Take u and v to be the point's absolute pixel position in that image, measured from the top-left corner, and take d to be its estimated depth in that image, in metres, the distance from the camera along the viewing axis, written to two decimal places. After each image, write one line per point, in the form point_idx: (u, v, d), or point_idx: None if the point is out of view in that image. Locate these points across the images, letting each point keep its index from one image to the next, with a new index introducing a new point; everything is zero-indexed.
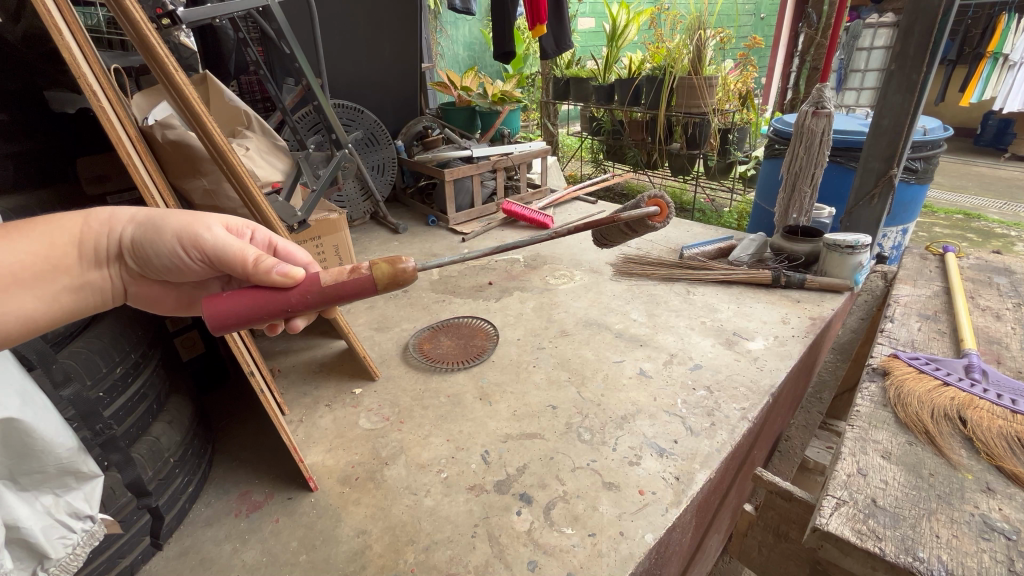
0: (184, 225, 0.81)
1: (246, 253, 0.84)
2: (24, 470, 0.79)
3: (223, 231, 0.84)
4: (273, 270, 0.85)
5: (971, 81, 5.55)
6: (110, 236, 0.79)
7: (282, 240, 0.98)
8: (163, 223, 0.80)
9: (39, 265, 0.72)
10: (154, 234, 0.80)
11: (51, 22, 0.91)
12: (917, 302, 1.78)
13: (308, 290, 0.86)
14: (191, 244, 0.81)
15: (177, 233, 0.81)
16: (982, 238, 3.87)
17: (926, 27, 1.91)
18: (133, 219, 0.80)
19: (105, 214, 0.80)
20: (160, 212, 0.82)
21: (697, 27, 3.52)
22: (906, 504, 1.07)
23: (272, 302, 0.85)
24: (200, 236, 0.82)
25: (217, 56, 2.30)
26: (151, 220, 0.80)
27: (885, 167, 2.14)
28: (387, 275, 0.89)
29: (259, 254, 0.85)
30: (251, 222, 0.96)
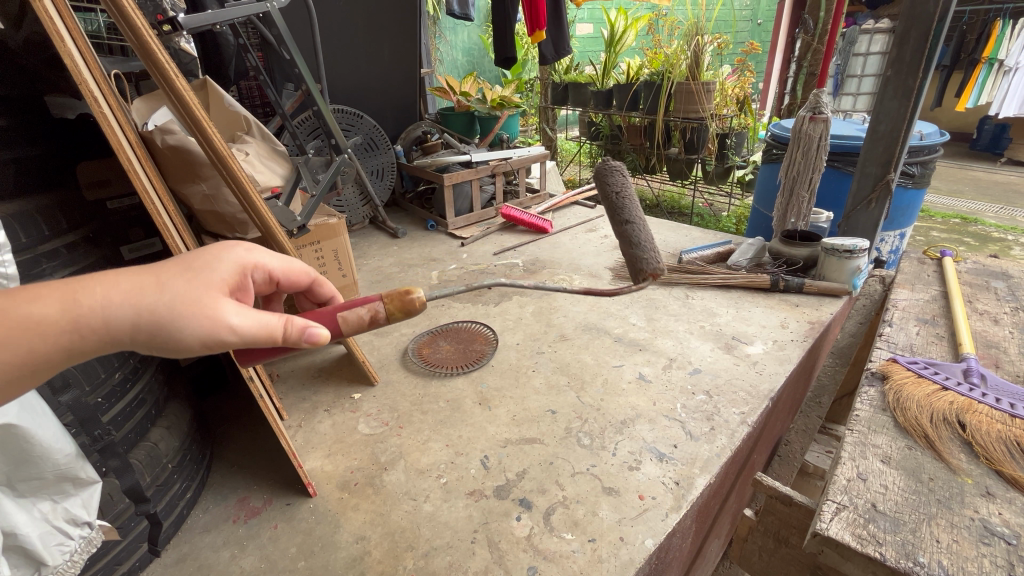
0: (204, 330, 0.67)
1: (275, 332, 0.72)
2: (21, 477, 0.78)
3: (252, 322, 0.70)
4: (302, 339, 0.76)
5: (967, 86, 5.60)
6: (111, 338, 0.65)
7: (279, 265, 0.85)
8: (179, 331, 0.66)
9: (21, 371, 0.62)
10: (169, 339, 0.66)
11: (53, 29, 0.91)
12: (915, 306, 1.79)
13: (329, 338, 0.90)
14: (217, 345, 0.69)
15: (198, 339, 0.67)
16: (980, 242, 3.89)
17: (922, 33, 1.92)
18: (136, 322, 0.65)
19: (96, 310, 0.63)
20: (166, 312, 0.65)
21: (694, 34, 3.48)
22: (906, 509, 1.07)
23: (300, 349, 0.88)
24: (226, 338, 0.68)
25: (217, 62, 2.31)
26: (160, 324, 0.65)
27: (883, 171, 2.15)
28: (400, 317, 0.94)
29: (285, 321, 0.74)
30: (249, 262, 0.77)
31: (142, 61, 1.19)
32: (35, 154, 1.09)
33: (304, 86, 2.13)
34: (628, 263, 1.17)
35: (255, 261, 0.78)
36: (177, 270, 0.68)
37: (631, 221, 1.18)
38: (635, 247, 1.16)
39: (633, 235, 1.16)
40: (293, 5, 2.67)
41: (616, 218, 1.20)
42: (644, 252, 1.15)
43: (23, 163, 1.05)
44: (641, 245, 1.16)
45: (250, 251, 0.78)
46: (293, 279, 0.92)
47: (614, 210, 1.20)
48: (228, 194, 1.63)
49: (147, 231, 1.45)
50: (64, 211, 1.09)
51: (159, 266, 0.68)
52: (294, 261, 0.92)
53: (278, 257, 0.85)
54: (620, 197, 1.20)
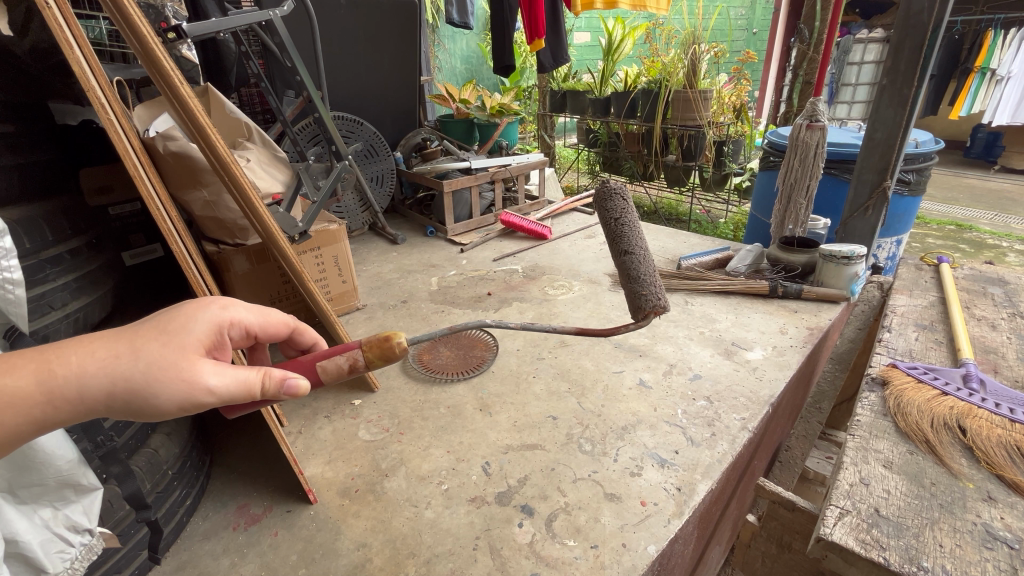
0: (181, 394, 0.66)
1: (253, 388, 0.71)
2: (23, 483, 0.78)
3: (227, 384, 0.69)
4: (281, 391, 0.74)
5: (960, 95, 5.66)
6: (87, 408, 0.65)
7: (256, 321, 0.82)
8: (155, 398, 0.65)
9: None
10: (146, 405, 0.66)
11: (62, 37, 0.92)
12: (914, 312, 1.80)
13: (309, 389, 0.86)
14: (195, 407, 0.69)
15: (176, 403, 0.67)
16: (974, 249, 3.91)
17: (916, 45, 1.96)
18: (111, 390, 0.64)
19: (70, 380, 0.63)
20: (140, 380, 0.65)
21: (691, 42, 3.57)
22: (909, 513, 1.07)
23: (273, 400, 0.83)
24: (205, 400, 0.68)
25: (218, 70, 2.33)
26: (137, 390, 0.65)
27: (879, 178, 2.18)
28: (381, 363, 0.88)
29: (262, 374, 0.72)
30: (223, 319, 0.75)
31: (145, 68, 1.20)
32: (41, 160, 1.09)
33: (306, 93, 2.14)
34: (628, 296, 1.12)
35: (228, 319, 0.76)
36: (152, 333, 0.67)
37: (630, 252, 1.14)
38: (634, 281, 1.12)
39: (630, 268, 1.12)
40: (295, 13, 2.69)
41: (617, 248, 1.16)
42: (643, 286, 1.10)
43: (28, 169, 1.05)
44: (640, 279, 1.11)
45: (225, 307, 0.76)
46: (275, 330, 0.88)
47: (615, 241, 1.17)
48: (229, 200, 1.65)
49: (149, 236, 1.45)
50: (68, 217, 1.10)
51: (133, 330, 0.67)
52: (271, 312, 0.88)
53: (254, 309, 0.82)
54: (621, 226, 1.17)
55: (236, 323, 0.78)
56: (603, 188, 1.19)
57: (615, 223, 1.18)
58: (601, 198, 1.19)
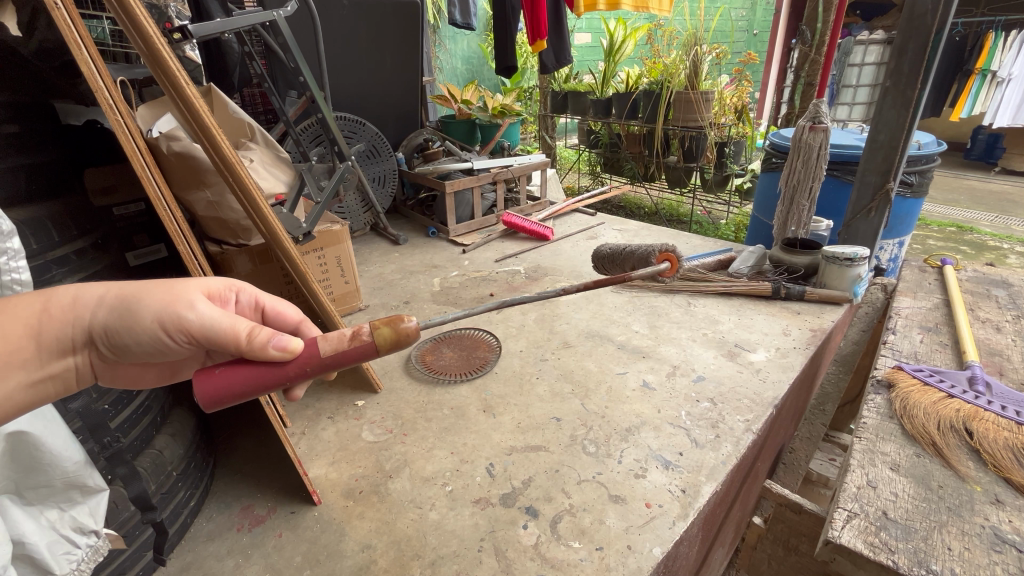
0: (165, 305, 0.67)
1: (238, 325, 0.71)
2: (30, 484, 0.78)
3: (212, 308, 0.70)
4: (270, 344, 0.72)
5: (960, 97, 5.66)
6: (75, 323, 0.65)
7: (269, 298, 0.87)
8: (140, 306, 0.66)
9: None
10: (129, 319, 0.66)
11: (71, 38, 0.92)
12: (918, 314, 1.80)
13: (307, 362, 0.75)
14: (174, 327, 0.68)
15: (159, 317, 0.67)
16: (975, 250, 3.92)
17: (919, 47, 1.96)
18: (102, 298, 0.66)
19: (68, 292, 0.65)
20: (133, 289, 0.67)
21: (693, 44, 3.54)
22: (917, 516, 1.07)
23: (269, 376, 0.73)
24: (186, 317, 0.68)
25: (221, 70, 2.33)
26: (125, 300, 0.66)
27: (882, 180, 2.18)
28: (387, 333, 0.79)
29: (252, 326, 0.72)
30: (234, 281, 0.82)
31: (150, 67, 1.20)
32: (46, 160, 1.09)
33: (309, 94, 2.14)
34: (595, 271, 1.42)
35: (237, 284, 0.82)
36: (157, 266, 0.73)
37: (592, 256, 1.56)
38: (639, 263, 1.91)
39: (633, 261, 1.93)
40: (298, 14, 2.69)
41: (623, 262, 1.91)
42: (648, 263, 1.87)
43: (33, 169, 1.04)
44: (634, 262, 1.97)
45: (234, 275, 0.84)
46: (281, 323, 0.89)
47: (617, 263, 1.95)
48: (233, 201, 1.65)
49: (152, 236, 1.43)
50: (73, 217, 1.09)
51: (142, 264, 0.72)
52: (287, 306, 0.90)
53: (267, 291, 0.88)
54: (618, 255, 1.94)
55: (244, 291, 0.83)
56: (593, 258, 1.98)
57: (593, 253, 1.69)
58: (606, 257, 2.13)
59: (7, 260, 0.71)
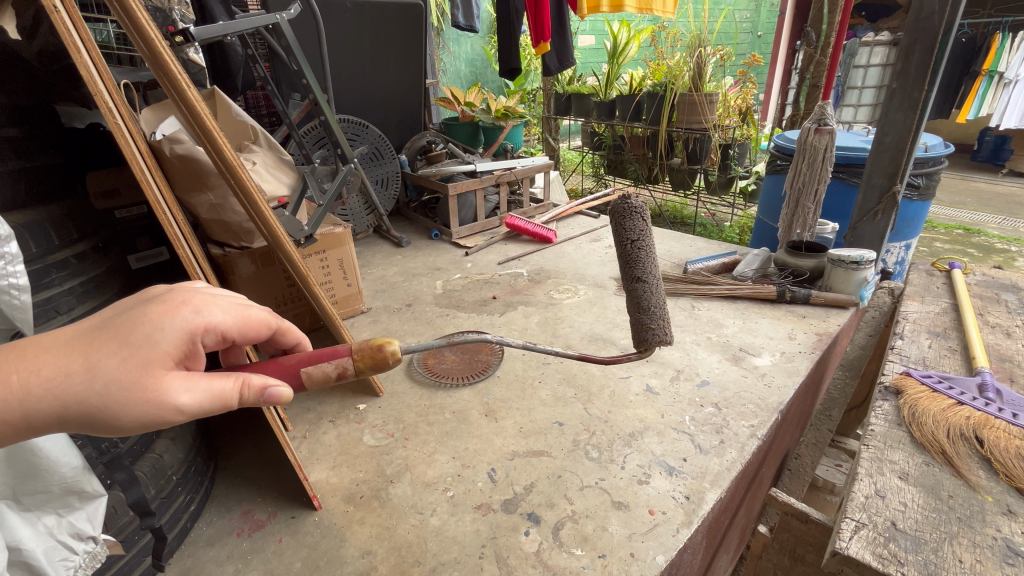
0: (146, 414, 0.61)
1: (230, 399, 0.66)
2: (27, 490, 0.77)
3: (197, 402, 0.63)
4: (261, 402, 0.69)
5: (967, 98, 5.61)
6: (43, 429, 0.60)
7: (236, 327, 0.70)
8: (117, 419, 0.60)
9: None
10: (108, 423, 0.61)
11: (70, 41, 0.92)
12: (926, 319, 1.77)
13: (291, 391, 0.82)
14: (165, 425, 0.63)
15: (142, 423, 0.62)
16: (983, 253, 3.88)
17: (926, 47, 1.93)
18: (63, 411, 0.59)
19: (11, 406, 0.57)
20: (97, 401, 0.59)
21: (697, 45, 3.54)
22: (927, 527, 1.05)
23: None
24: (173, 419, 0.62)
25: (225, 72, 2.35)
26: (95, 412, 0.60)
27: (888, 183, 2.15)
28: (371, 371, 0.86)
29: (240, 385, 0.67)
30: (191, 325, 0.64)
31: (152, 70, 1.19)
32: (49, 164, 1.09)
33: (312, 96, 2.14)
34: (634, 328, 1.06)
35: (193, 328, 0.64)
36: (109, 345, 0.60)
37: (644, 280, 1.05)
38: (644, 312, 1.04)
39: (642, 298, 1.04)
40: (301, 16, 2.69)
41: (629, 272, 1.07)
42: (652, 318, 1.04)
43: (36, 172, 1.04)
44: (651, 310, 1.04)
45: (199, 310, 0.66)
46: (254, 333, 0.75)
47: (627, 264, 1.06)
48: (235, 204, 1.65)
49: (155, 239, 1.44)
50: (74, 220, 1.09)
51: (90, 341, 0.60)
52: (251, 308, 0.74)
53: (231, 310, 0.69)
54: (636, 249, 1.05)
55: (210, 332, 0.66)
56: (622, 202, 1.04)
57: (631, 244, 1.05)
58: (620, 213, 1.03)
59: (4, 265, 0.71)
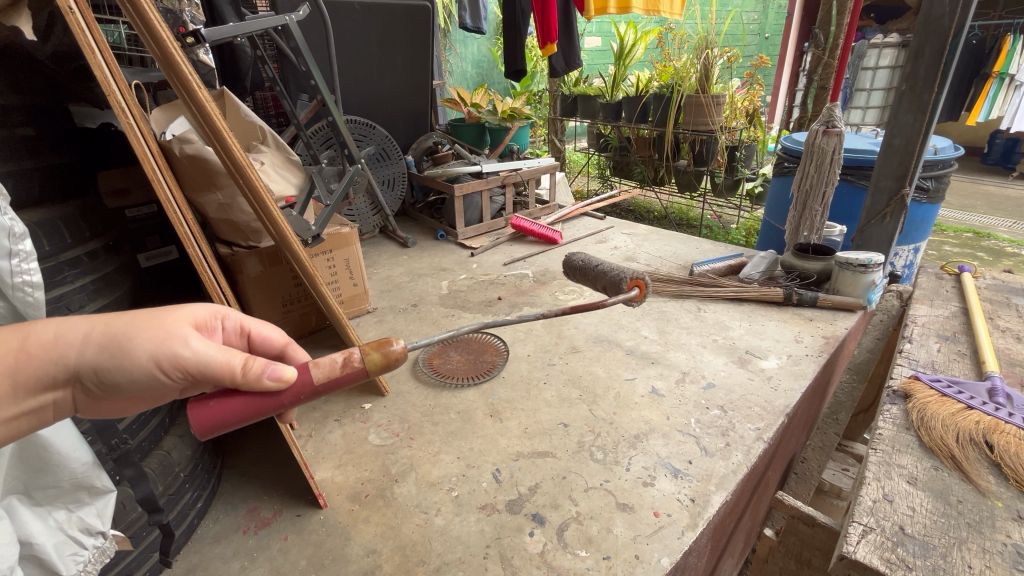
0: (159, 344, 0.67)
1: (234, 361, 0.71)
2: (38, 484, 0.79)
3: (205, 343, 0.70)
4: (265, 375, 0.73)
5: (977, 101, 5.55)
6: (59, 358, 0.64)
7: (254, 323, 0.85)
8: (131, 345, 0.66)
9: None
10: (118, 356, 0.66)
11: (84, 42, 0.93)
12: (935, 322, 1.76)
13: (301, 390, 0.76)
14: (168, 364, 0.68)
15: (152, 354, 0.67)
16: (993, 257, 3.84)
17: (937, 48, 1.92)
18: (87, 336, 0.65)
19: (48, 330, 0.64)
20: (120, 327, 0.66)
21: (704, 47, 3.54)
22: (936, 532, 1.04)
23: (263, 405, 0.74)
24: (181, 353, 0.68)
25: (234, 73, 2.37)
26: (114, 336, 0.66)
27: (897, 185, 2.14)
28: (381, 366, 0.81)
29: (246, 358, 0.72)
30: (220, 307, 0.80)
31: (164, 71, 1.20)
32: (61, 163, 1.10)
33: (320, 97, 2.16)
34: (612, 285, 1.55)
35: (222, 311, 0.80)
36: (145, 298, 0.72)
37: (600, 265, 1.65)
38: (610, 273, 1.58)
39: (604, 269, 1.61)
40: (309, 18, 2.71)
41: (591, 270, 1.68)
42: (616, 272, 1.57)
43: (49, 171, 1.06)
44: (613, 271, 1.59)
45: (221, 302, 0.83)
46: (266, 347, 0.88)
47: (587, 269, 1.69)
48: (243, 203, 1.66)
49: (164, 239, 1.46)
50: (86, 218, 1.10)
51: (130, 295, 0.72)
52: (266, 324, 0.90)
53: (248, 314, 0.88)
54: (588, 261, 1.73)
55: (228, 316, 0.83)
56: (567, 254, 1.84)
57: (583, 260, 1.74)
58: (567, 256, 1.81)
59: (18, 263, 0.72)
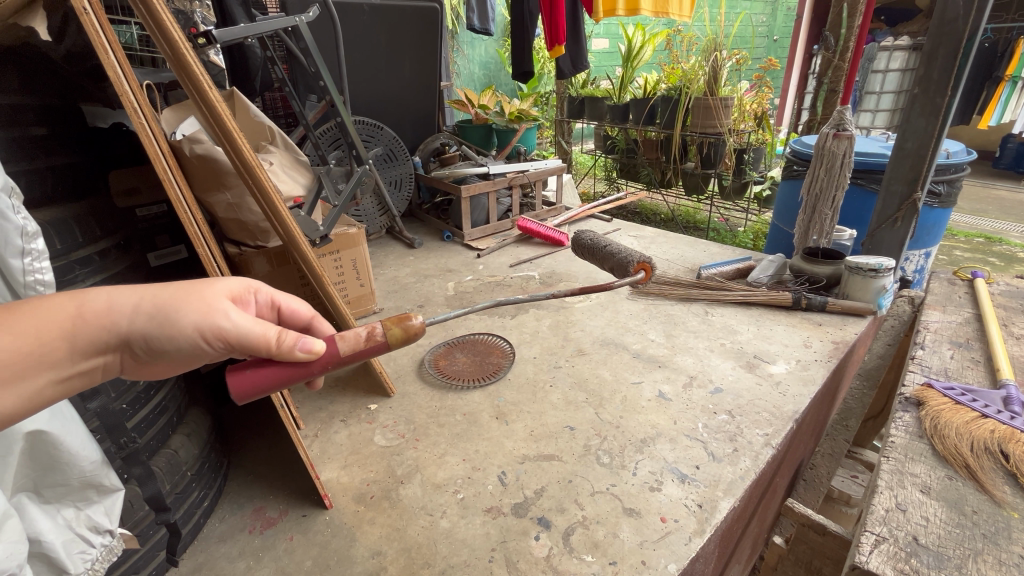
0: (204, 315, 0.68)
1: (269, 334, 0.73)
2: (48, 483, 0.79)
3: (244, 316, 0.71)
4: (297, 347, 0.76)
5: (989, 104, 5.49)
6: (111, 325, 0.64)
7: (284, 296, 0.87)
8: (177, 316, 0.67)
9: (19, 362, 0.58)
10: (165, 325, 0.66)
11: (97, 42, 0.93)
12: (948, 329, 1.74)
13: (328, 361, 0.81)
14: (212, 335, 0.69)
15: (197, 325, 0.68)
16: (1005, 263, 3.80)
17: (951, 52, 1.89)
18: (137, 305, 0.65)
19: (101, 297, 0.64)
20: (167, 298, 0.67)
21: (713, 49, 3.52)
22: (950, 543, 1.03)
23: (294, 373, 0.78)
24: (223, 326, 0.69)
25: (244, 73, 2.39)
26: (162, 306, 0.66)
27: (909, 190, 2.12)
28: (400, 340, 0.87)
29: (280, 330, 0.74)
30: (252, 282, 0.82)
31: (175, 71, 1.21)
32: (74, 162, 1.11)
33: (329, 98, 2.17)
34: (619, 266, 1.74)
35: (254, 286, 0.81)
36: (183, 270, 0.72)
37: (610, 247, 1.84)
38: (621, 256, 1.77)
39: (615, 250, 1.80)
40: (319, 19, 2.72)
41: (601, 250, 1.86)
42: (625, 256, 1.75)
43: (62, 170, 1.06)
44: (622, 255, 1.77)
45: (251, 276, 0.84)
46: (294, 319, 0.90)
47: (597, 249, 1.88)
48: (252, 203, 1.67)
49: (173, 238, 1.46)
50: (97, 217, 1.11)
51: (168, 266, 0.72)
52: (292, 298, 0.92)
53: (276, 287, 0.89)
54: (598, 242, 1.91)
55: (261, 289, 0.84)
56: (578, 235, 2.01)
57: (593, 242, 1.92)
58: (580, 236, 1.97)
59: (31, 262, 0.73)
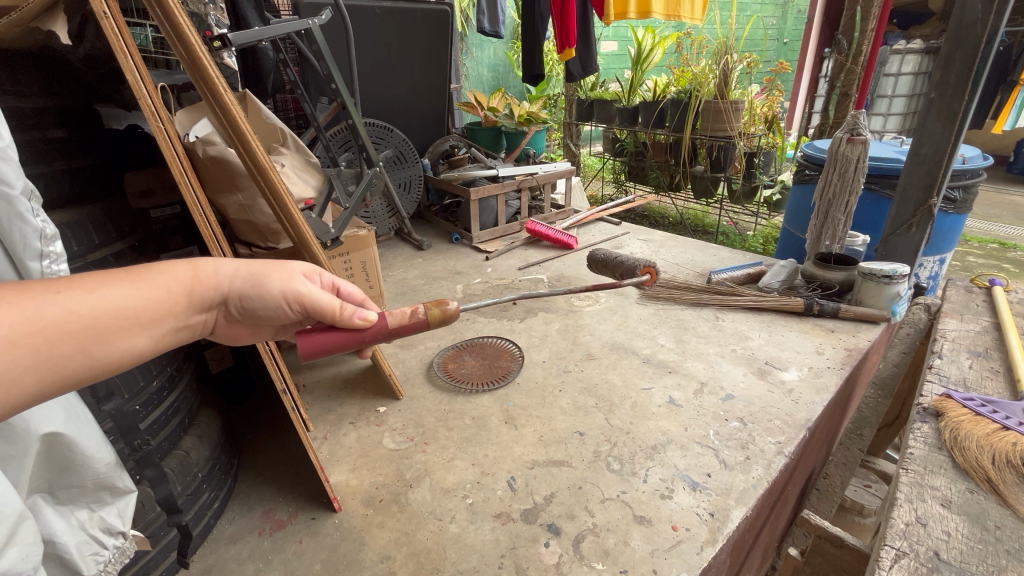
0: (287, 282, 0.81)
1: (336, 305, 0.87)
2: (62, 484, 0.79)
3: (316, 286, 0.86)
4: (355, 316, 0.91)
5: (1004, 108, 5.41)
6: (218, 287, 0.73)
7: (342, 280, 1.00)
8: (268, 282, 0.78)
9: (156, 309, 0.64)
10: (258, 288, 0.77)
11: (116, 45, 0.94)
12: (966, 338, 1.71)
13: (378, 331, 0.95)
14: (293, 299, 0.82)
15: (283, 290, 0.80)
16: (1020, 269, 3.74)
17: (969, 56, 1.87)
18: (237, 270, 0.75)
19: (208, 265, 0.73)
20: (258, 266, 0.78)
21: (723, 52, 3.50)
22: (973, 559, 1.00)
23: (350, 339, 0.92)
24: (303, 292, 0.83)
25: (256, 75, 2.40)
26: (256, 273, 0.77)
27: (924, 196, 2.09)
28: (438, 321, 1.02)
29: (343, 301, 0.89)
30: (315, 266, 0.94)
31: (191, 74, 1.22)
32: (91, 164, 1.12)
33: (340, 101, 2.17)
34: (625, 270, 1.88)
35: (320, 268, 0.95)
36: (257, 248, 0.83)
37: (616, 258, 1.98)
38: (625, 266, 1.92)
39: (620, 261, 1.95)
40: (330, 22, 2.74)
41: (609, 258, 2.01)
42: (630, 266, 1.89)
43: (79, 172, 1.07)
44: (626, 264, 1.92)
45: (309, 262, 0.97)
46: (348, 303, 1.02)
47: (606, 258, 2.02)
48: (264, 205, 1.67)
49: (186, 239, 1.47)
50: (113, 219, 1.12)
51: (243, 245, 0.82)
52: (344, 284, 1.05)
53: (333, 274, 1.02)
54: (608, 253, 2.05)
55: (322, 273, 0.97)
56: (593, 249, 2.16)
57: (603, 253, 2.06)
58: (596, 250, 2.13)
59: (49, 264, 0.73)
